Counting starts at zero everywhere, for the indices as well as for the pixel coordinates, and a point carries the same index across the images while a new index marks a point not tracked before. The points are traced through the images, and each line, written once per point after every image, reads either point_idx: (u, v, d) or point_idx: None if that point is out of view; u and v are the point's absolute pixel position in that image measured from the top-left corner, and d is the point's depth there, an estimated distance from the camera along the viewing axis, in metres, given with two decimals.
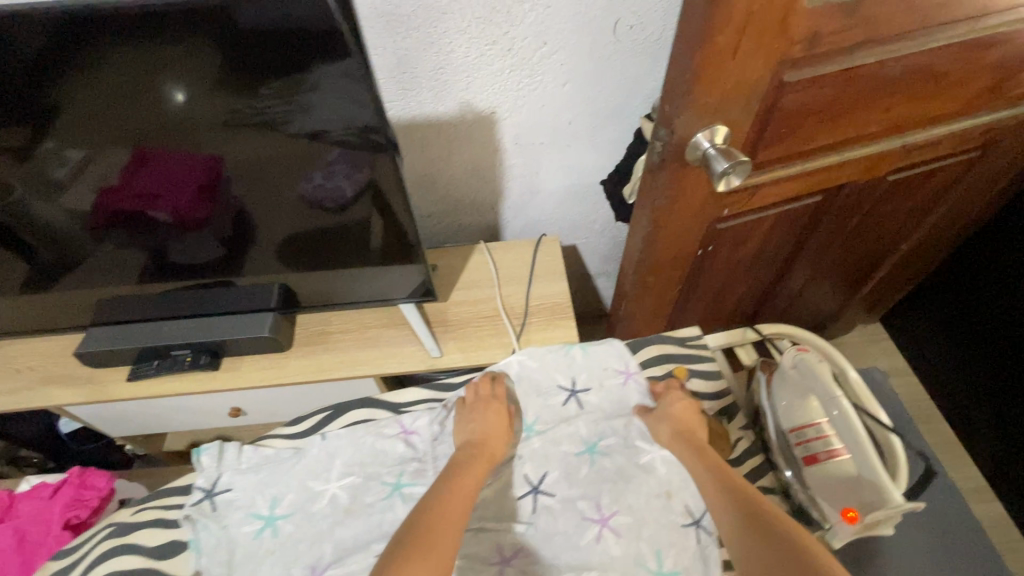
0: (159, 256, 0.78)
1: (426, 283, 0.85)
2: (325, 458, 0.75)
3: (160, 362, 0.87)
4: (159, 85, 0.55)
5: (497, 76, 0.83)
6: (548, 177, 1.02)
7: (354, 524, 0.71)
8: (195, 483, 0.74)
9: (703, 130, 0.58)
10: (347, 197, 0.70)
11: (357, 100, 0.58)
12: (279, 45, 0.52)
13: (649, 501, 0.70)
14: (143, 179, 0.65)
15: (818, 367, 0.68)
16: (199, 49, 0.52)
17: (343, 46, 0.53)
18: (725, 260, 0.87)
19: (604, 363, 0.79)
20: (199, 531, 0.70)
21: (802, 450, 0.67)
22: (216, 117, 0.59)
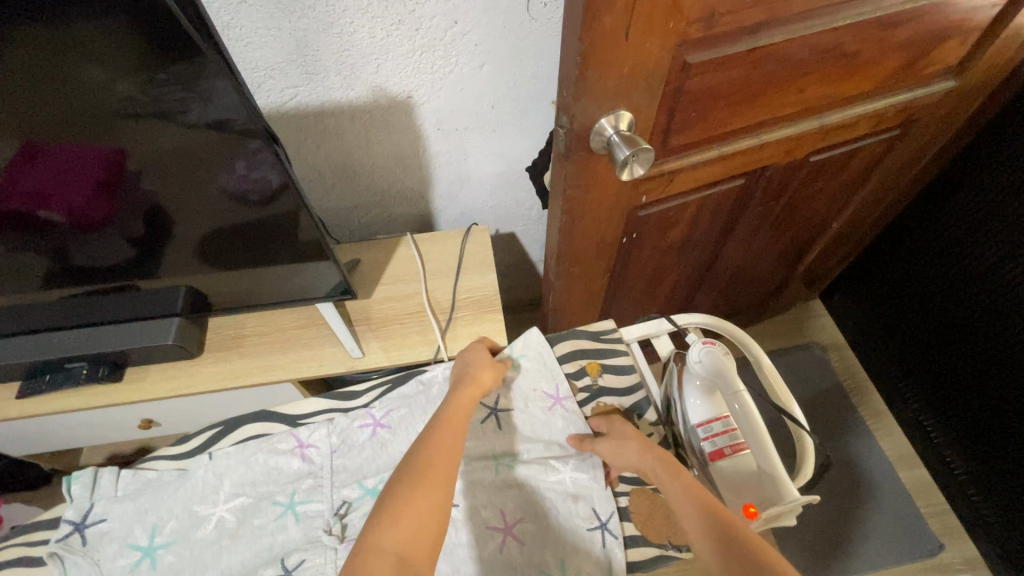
0: (59, 260, 0.70)
1: (343, 281, 0.80)
2: (212, 479, 0.70)
3: (53, 376, 0.80)
4: (59, 73, 0.49)
5: (409, 58, 0.77)
6: (476, 164, 0.98)
7: (241, 549, 0.67)
8: (64, 516, 0.68)
9: (607, 116, 0.56)
10: (274, 186, 0.65)
11: (238, 89, 0.53)
12: (152, 26, 0.47)
13: (555, 507, 0.69)
14: (32, 175, 0.59)
15: (724, 361, 0.68)
16: (94, 30, 0.47)
17: (204, 31, 0.47)
18: (652, 247, 0.85)
19: (533, 385, 0.75)
20: (67, 569, 0.65)
21: (709, 444, 0.66)
22: (105, 107, 0.53)
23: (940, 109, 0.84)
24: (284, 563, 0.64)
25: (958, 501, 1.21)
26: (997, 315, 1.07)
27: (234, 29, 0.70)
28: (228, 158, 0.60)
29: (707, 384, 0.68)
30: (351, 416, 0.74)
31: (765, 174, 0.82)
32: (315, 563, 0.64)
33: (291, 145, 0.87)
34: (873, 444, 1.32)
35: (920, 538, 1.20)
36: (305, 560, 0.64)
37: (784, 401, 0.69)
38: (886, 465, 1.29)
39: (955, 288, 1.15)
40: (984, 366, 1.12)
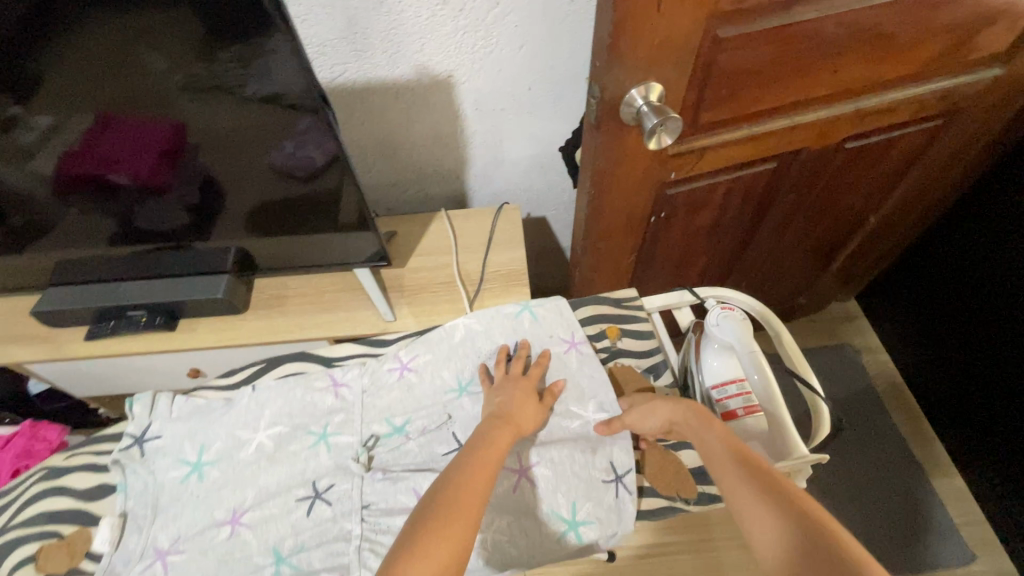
0: (125, 221, 0.78)
1: (380, 249, 0.84)
2: (253, 409, 0.76)
3: (116, 322, 0.88)
4: (141, 52, 0.56)
5: (451, 38, 0.81)
6: (510, 146, 1.01)
7: (277, 471, 0.72)
8: (126, 430, 0.76)
9: (638, 87, 0.58)
10: (319, 164, 0.70)
11: (297, 68, 0.58)
12: (223, 3, 0.52)
13: (573, 455, 0.70)
14: (106, 143, 0.66)
15: (740, 324, 0.70)
16: (171, 15, 0.53)
17: (265, 12, 0.52)
18: (681, 228, 0.86)
19: (550, 332, 0.78)
20: (127, 475, 0.72)
21: (725, 405, 0.69)
22: (173, 82, 0.59)
23: (987, 98, 0.81)
24: (316, 485, 0.71)
25: (996, 513, 1.17)
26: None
27: (294, 7, 0.75)
28: (284, 133, 0.65)
29: (723, 348, 0.70)
30: (382, 358, 0.78)
31: (796, 159, 0.82)
32: (343, 488, 0.70)
33: (339, 119, 0.92)
34: (905, 448, 1.28)
35: (948, 545, 1.16)
36: (334, 485, 0.70)
37: (800, 366, 0.70)
38: (918, 472, 1.25)
39: (998, 292, 1.11)
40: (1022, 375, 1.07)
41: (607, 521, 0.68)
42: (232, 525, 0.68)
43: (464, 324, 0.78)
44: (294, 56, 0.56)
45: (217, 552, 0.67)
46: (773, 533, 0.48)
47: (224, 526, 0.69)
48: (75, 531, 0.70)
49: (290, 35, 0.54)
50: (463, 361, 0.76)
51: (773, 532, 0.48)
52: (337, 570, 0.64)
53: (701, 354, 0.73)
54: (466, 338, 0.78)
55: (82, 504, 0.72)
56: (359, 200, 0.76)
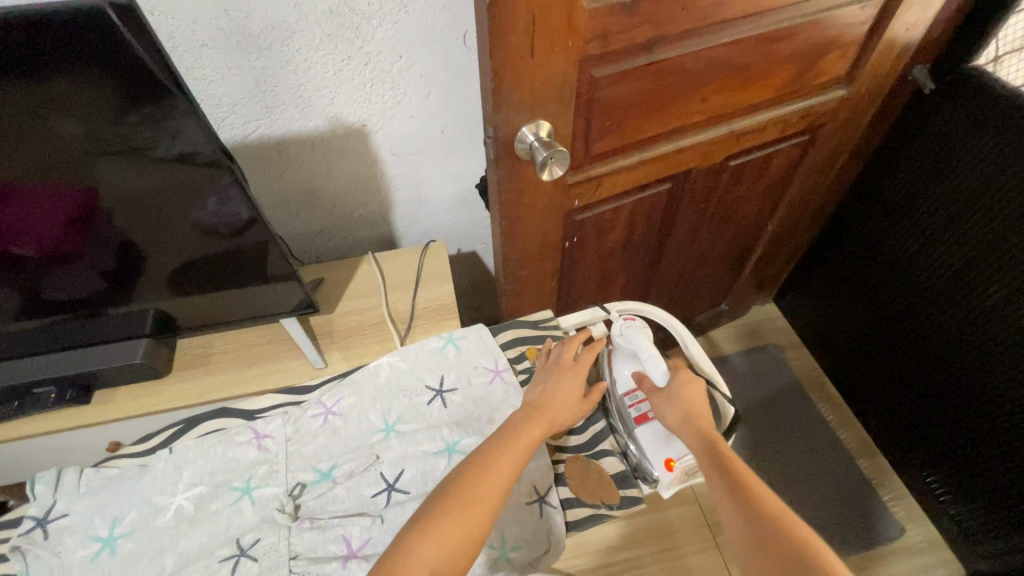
0: (31, 294, 0.74)
1: (306, 298, 0.84)
2: (171, 471, 0.72)
3: (22, 401, 0.83)
4: (45, 124, 0.55)
5: (361, 90, 0.85)
6: (433, 186, 1.04)
7: (198, 532, 0.69)
8: (28, 513, 0.70)
9: (527, 124, 0.64)
10: (246, 219, 0.71)
11: (199, 134, 0.60)
12: (116, 77, 0.53)
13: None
14: (8, 215, 0.63)
15: (640, 332, 0.75)
16: (71, 88, 0.53)
17: (160, 84, 0.54)
18: (594, 250, 0.92)
19: (474, 362, 0.79)
20: (30, 562, 0.67)
21: (636, 410, 0.74)
22: (78, 149, 0.58)
23: (839, 115, 0.94)
24: (240, 542, 0.68)
25: (916, 486, 1.27)
26: (914, 313, 1.17)
27: (197, 69, 0.77)
28: (207, 191, 0.66)
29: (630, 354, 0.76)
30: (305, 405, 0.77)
31: (689, 178, 0.90)
32: (270, 541, 0.67)
33: (256, 173, 0.93)
34: (834, 436, 1.37)
35: (876, 521, 1.25)
36: (260, 539, 0.68)
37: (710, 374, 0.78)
38: (845, 456, 1.35)
39: (886, 284, 1.22)
40: (912, 360, 1.20)
41: (536, 541, 0.68)
42: None
43: (388, 363, 0.78)
44: (196, 116, 0.58)
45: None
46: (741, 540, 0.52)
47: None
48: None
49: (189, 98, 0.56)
50: (389, 402, 0.76)
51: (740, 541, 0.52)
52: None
53: (614, 364, 0.77)
54: (392, 377, 0.78)
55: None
56: (282, 249, 0.77)
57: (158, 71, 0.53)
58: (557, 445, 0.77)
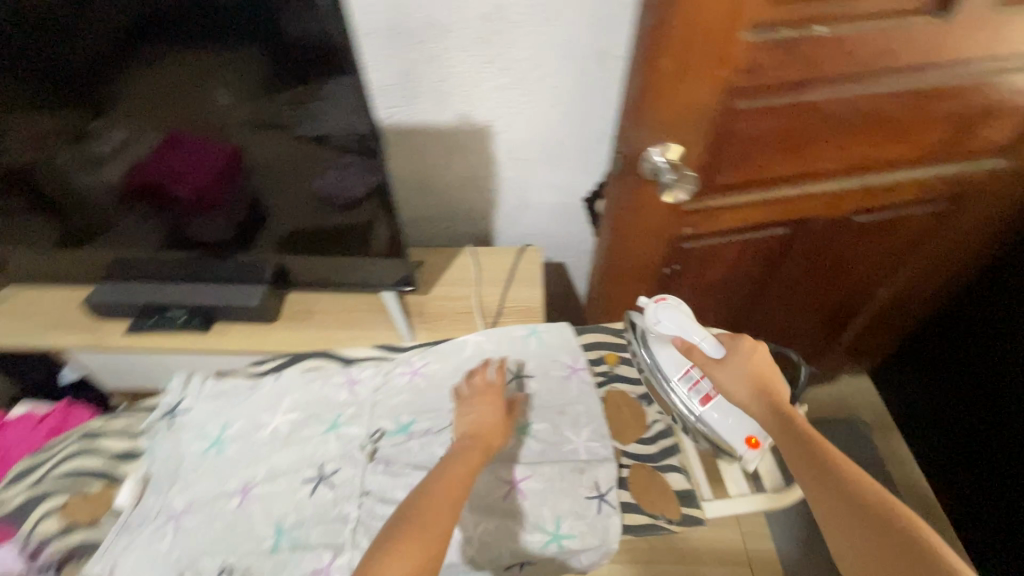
0: (176, 231, 0.86)
1: (406, 274, 0.91)
2: (274, 396, 0.80)
3: (156, 319, 0.94)
4: (208, 90, 0.67)
5: (495, 92, 0.91)
6: (539, 194, 1.08)
7: (289, 452, 0.76)
8: (163, 401, 0.81)
9: (657, 146, 0.66)
10: (358, 196, 0.79)
11: (357, 111, 0.68)
12: (308, 52, 0.63)
13: (562, 472, 0.73)
14: (175, 158, 0.75)
15: (683, 311, 0.68)
16: (250, 57, 0.64)
17: (342, 62, 0.63)
18: (694, 282, 0.92)
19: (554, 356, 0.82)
20: (156, 442, 0.78)
21: (695, 394, 0.71)
22: (242, 118, 0.70)
23: (986, 187, 0.87)
24: (322, 469, 0.75)
25: None
26: None
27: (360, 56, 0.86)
28: (321, 165, 0.75)
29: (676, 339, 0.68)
30: (396, 361, 0.82)
31: (809, 226, 0.87)
32: (348, 474, 0.74)
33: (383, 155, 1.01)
34: None
35: None
36: (339, 470, 0.74)
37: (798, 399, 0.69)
38: None
39: (1007, 385, 1.08)
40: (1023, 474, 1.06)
41: (591, 535, 0.69)
42: (242, 496, 0.73)
43: (474, 340, 0.82)
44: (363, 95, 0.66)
45: (226, 521, 0.71)
46: (860, 550, 0.49)
47: (234, 496, 0.73)
48: (100, 490, 0.77)
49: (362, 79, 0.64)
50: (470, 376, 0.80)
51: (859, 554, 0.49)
52: (331, 548, 0.68)
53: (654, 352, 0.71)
54: (476, 353, 0.82)
55: (111, 466, 0.78)
56: (394, 225, 0.83)
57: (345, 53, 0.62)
58: (623, 450, 0.76)
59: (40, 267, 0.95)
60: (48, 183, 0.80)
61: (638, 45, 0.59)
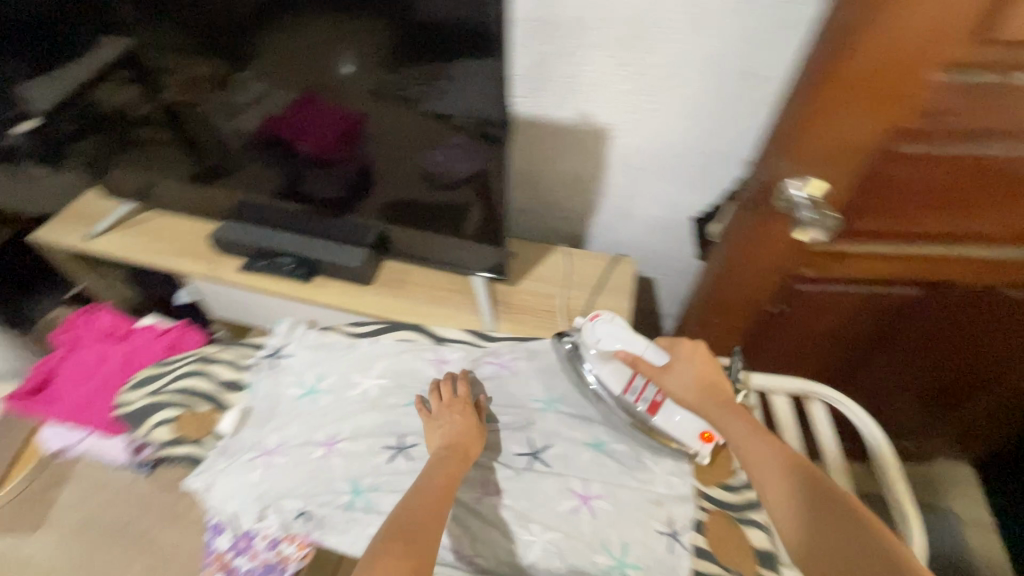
0: (294, 182, 0.92)
1: (501, 262, 0.92)
2: (367, 358, 0.84)
3: (265, 263, 0.98)
4: (342, 50, 0.70)
5: (623, 96, 0.88)
6: (644, 205, 1.04)
7: (374, 415, 0.78)
8: (268, 342, 0.88)
9: (796, 179, 0.61)
10: (461, 176, 0.81)
11: (491, 96, 0.69)
12: (459, 35, 0.64)
13: (637, 499, 0.70)
14: (303, 115, 0.81)
15: (620, 323, 0.73)
16: (398, 30, 0.65)
17: (492, 48, 0.64)
18: (799, 328, 0.85)
19: None
20: (258, 378, 0.84)
21: (642, 403, 0.73)
22: (369, 87, 0.73)
23: None
24: (402, 439, 0.76)
25: None
26: None
27: None
28: (437, 144, 0.78)
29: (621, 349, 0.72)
30: (486, 349, 0.85)
31: (949, 292, 0.77)
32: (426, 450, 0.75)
33: None
34: None
35: None
36: (416, 444, 0.75)
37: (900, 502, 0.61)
38: None
39: None
40: None
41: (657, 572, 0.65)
42: (326, 448, 0.76)
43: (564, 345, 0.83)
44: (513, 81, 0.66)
45: (310, 467, 0.75)
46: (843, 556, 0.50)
47: (319, 446, 0.76)
48: (207, 411, 0.83)
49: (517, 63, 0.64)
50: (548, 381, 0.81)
51: (861, 556, 0.49)
52: None
53: (592, 367, 0.75)
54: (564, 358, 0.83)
55: (218, 392, 0.85)
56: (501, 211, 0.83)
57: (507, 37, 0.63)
58: (703, 491, 0.72)
59: (179, 196, 1.05)
60: (192, 122, 0.90)
61: (807, 69, 0.55)
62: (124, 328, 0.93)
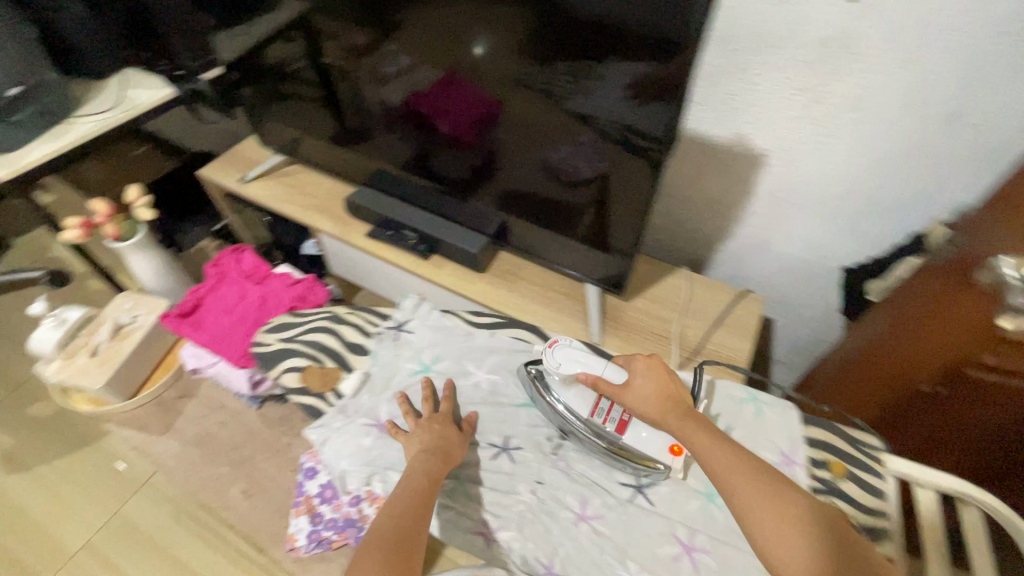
0: (422, 156, 0.96)
1: (620, 276, 0.89)
2: (484, 350, 0.85)
3: (390, 234, 1.02)
4: (481, 31, 0.73)
5: (790, 123, 0.80)
6: (782, 241, 0.96)
7: (484, 410, 0.80)
8: (393, 315, 0.90)
9: (1012, 256, 0.53)
10: (584, 177, 0.80)
11: (661, 107, 0.66)
12: (644, 40, 0.62)
13: (746, 566, 0.64)
14: (444, 95, 0.84)
15: (573, 347, 0.71)
16: (581, 24, 0.64)
17: (677, 55, 0.60)
18: (970, 431, 0.70)
19: (768, 437, 0.68)
20: (381, 347, 0.86)
21: (611, 424, 0.70)
22: (513, 75, 0.75)
23: None
24: (507, 440, 0.77)
25: None
26: None
27: None
28: (562, 139, 0.78)
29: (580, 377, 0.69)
30: None
31: None
32: (528, 456, 0.76)
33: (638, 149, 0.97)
34: None
35: None
36: (521, 449, 0.76)
37: None
38: None
39: None
40: None
41: None
42: None
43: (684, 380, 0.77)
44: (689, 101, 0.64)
45: None
46: None
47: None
48: (332, 367, 0.86)
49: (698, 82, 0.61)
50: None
51: None
52: (497, 519, 0.72)
53: (556, 393, 0.73)
54: None
55: (344, 350, 0.88)
56: (634, 223, 0.80)
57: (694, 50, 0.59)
58: None
59: (321, 155, 1.11)
60: (343, 89, 0.96)
61: None
62: (263, 270, 1.00)
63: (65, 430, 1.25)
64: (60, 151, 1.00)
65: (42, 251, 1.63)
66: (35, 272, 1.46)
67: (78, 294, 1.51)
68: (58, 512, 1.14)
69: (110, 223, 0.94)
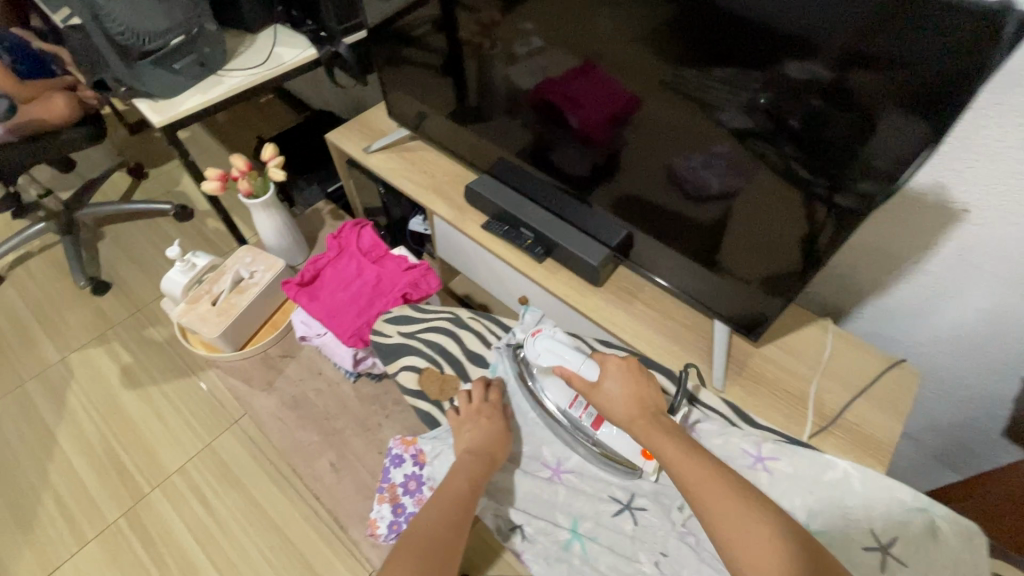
0: (542, 145, 0.91)
1: (757, 320, 0.79)
2: None
3: (508, 231, 0.98)
4: (632, 14, 0.64)
5: (1012, 179, 0.66)
6: (956, 310, 0.82)
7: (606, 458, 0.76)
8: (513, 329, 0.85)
9: None
10: (710, 192, 0.73)
11: (865, 140, 0.55)
12: (863, 60, 0.52)
13: None
14: (577, 85, 0.78)
15: (551, 337, 0.73)
16: (778, 34, 0.55)
17: (903, 82, 0.50)
18: None
19: (944, 557, 0.64)
20: (499, 360, 0.84)
21: (587, 419, 0.73)
22: (660, 75, 0.67)
23: None
24: (630, 497, 0.74)
25: None
26: None
27: None
28: (695, 147, 0.70)
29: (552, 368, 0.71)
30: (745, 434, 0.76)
31: None
32: (652, 520, 0.72)
33: None
34: None
35: None
36: (645, 510, 0.72)
37: None
38: None
39: None
40: None
41: None
42: (554, 473, 0.77)
43: (846, 471, 0.69)
44: (905, 141, 0.53)
45: (537, 487, 0.75)
46: None
47: (546, 469, 0.77)
48: (451, 374, 0.86)
49: (937, 122, 0.51)
50: (834, 513, 0.68)
51: None
52: None
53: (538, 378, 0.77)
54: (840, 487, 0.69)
55: (462, 357, 0.86)
56: (769, 255, 0.72)
57: (939, 84, 0.49)
58: None
59: (443, 132, 1.08)
60: (471, 65, 0.92)
61: None
62: (379, 249, 1.00)
63: (174, 358, 1.35)
64: (208, 102, 1.03)
65: (173, 183, 1.75)
66: (165, 203, 1.58)
67: (199, 229, 1.61)
68: (161, 432, 1.24)
69: (244, 179, 0.97)
